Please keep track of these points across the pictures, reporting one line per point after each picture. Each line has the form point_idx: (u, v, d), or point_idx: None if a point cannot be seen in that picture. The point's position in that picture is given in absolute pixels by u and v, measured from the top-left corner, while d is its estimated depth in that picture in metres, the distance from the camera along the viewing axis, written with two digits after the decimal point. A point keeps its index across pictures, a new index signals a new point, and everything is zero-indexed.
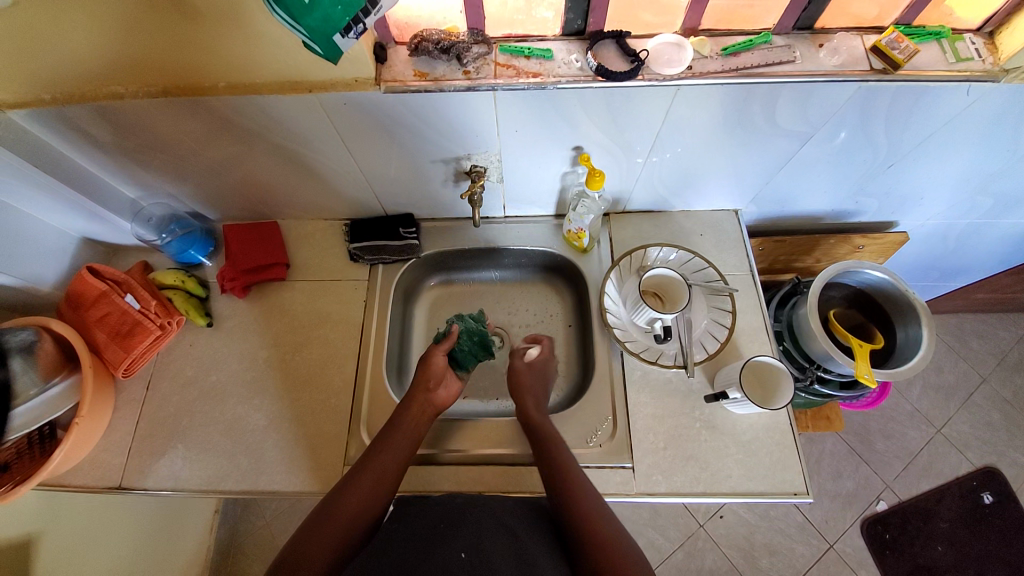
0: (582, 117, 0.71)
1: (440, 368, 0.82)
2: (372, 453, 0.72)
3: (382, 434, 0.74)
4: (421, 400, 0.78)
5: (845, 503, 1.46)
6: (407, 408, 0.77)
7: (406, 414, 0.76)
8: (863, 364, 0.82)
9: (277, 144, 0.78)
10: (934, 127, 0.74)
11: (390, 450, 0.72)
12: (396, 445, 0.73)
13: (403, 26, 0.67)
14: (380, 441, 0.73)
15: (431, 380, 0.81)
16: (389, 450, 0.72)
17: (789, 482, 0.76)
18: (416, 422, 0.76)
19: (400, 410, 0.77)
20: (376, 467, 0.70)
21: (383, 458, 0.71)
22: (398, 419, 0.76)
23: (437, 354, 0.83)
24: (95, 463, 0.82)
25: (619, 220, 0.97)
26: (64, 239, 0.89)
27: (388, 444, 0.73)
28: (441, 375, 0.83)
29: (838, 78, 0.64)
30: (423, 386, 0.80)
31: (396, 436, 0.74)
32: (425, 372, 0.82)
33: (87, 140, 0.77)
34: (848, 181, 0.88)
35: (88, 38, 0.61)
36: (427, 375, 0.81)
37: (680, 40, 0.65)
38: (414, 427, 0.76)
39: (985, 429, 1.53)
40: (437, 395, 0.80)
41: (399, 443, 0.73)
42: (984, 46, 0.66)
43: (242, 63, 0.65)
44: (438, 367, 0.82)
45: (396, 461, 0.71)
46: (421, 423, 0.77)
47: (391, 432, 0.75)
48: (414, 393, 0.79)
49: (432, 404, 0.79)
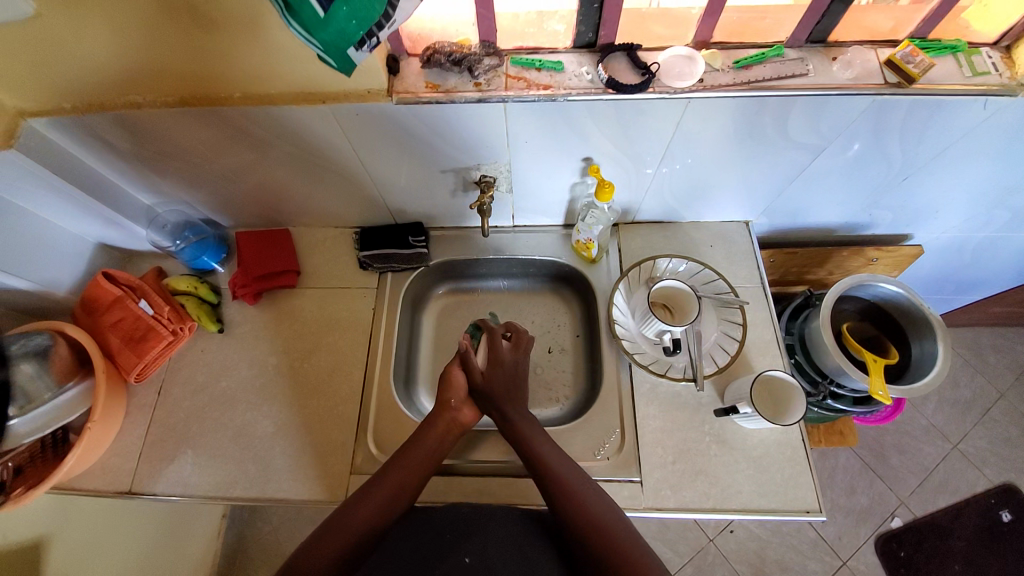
0: (592, 129, 0.71)
1: (461, 386, 0.82)
2: (391, 468, 0.71)
3: (403, 447, 0.74)
4: (446, 417, 0.78)
5: (858, 520, 1.43)
6: (433, 424, 0.77)
7: (431, 431, 0.76)
8: (878, 379, 0.80)
9: (290, 153, 0.79)
10: (949, 140, 0.73)
11: (409, 464, 0.72)
12: (415, 461, 0.72)
13: (417, 38, 0.68)
14: (399, 455, 0.73)
15: (454, 397, 0.80)
16: (408, 465, 0.72)
17: (802, 500, 0.75)
18: (439, 440, 0.76)
19: (426, 426, 0.77)
20: (396, 479, 0.70)
21: (401, 472, 0.71)
22: (422, 433, 0.76)
23: (455, 371, 0.83)
24: (106, 467, 0.83)
25: (628, 231, 0.96)
26: (80, 245, 0.91)
27: (407, 458, 0.72)
28: (464, 396, 0.81)
29: (852, 91, 0.64)
30: (449, 403, 0.79)
31: (417, 449, 0.73)
32: (448, 388, 0.81)
33: (104, 148, 0.78)
34: (862, 194, 0.87)
35: (110, 50, 0.63)
36: (452, 392, 0.81)
37: (692, 52, 0.65)
38: (439, 443, 0.75)
39: (1004, 445, 1.49)
40: (462, 414, 0.79)
41: (419, 459, 0.73)
42: (1001, 60, 0.66)
43: (257, 75, 0.66)
44: (459, 384, 0.82)
45: (416, 476, 0.71)
46: (445, 441, 0.76)
47: (412, 447, 0.74)
48: (443, 410, 0.78)
49: (458, 423, 0.78)
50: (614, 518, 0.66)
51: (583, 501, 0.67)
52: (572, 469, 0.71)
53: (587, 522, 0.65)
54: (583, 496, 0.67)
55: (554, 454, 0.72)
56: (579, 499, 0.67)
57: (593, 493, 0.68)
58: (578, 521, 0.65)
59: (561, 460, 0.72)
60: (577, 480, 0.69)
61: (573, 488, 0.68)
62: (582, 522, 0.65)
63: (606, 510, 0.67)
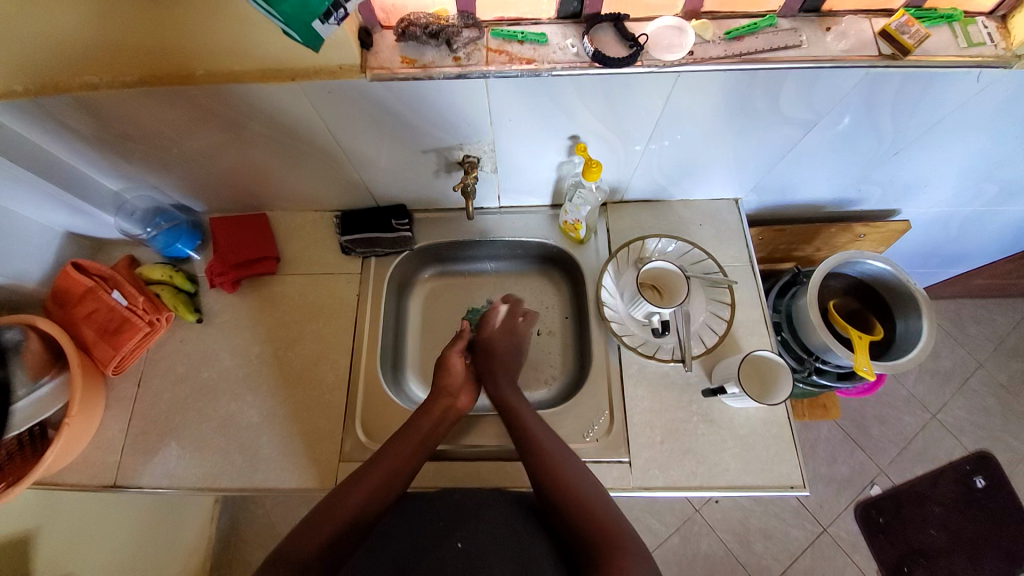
0: (578, 105, 0.68)
1: (458, 372, 0.82)
2: (383, 456, 0.70)
3: (396, 435, 0.73)
4: (442, 404, 0.78)
5: (840, 488, 1.47)
6: (429, 410, 0.76)
7: (427, 416, 0.75)
8: (863, 356, 0.81)
9: (262, 134, 0.75)
10: (941, 114, 0.72)
11: (403, 451, 0.71)
12: (408, 448, 0.71)
13: (390, 9, 0.63)
14: (392, 442, 0.72)
15: (452, 383, 0.81)
16: (401, 453, 0.71)
17: (787, 476, 0.76)
18: (434, 425, 0.75)
19: (421, 412, 0.76)
20: (390, 466, 0.69)
21: (394, 458, 0.70)
22: (418, 419, 0.75)
23: (455, 355, 0.83)
24: (89, 461, 0.81)
25: (617, 210, 0.94)
26: (47, 235, 0.87)
27: (401, 445, 0.72)
28: (462, 382, 0.82)
29: (846, 63, 0.62)
30: (446, 389, 0.79)
31: (412, 436, 0.73)
32: (445, 374, 0.82)
33: (63, 132, 0.74)
34: (852, 169, 0.86)
35: (57, 26, 0.58)
36: (447, 380, 0.81)
37: (682, 23, 0.62)
38: (434, 429, 0.75)
39: (980, 414, 1.54)
40: (460, 401, 0.79)
41: (413, 445, 0.72)
42: (997, 29, 0.64)
43: (220, 51, 0.62)
44: (456, 372, 0.82)
45: (410, 463, 0.71)
46: (441, 426, 0.76)
47: (406, 433, 0.73)
48: (438, 397, 0.78)
49: (454, 410, 0.78)
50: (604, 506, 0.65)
51: (575, 491, 0.66)
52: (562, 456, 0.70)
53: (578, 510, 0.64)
54: (570, 481, 0.67)
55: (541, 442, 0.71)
56: (566, 484, 0.66)
57: (583, 479, 0.68)
58: (569, 513, 0.64)
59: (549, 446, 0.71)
60: (565, 465, 0.69)
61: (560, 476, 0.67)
62: (570, 508, 0.64)
63: (595, 495, 0.66)
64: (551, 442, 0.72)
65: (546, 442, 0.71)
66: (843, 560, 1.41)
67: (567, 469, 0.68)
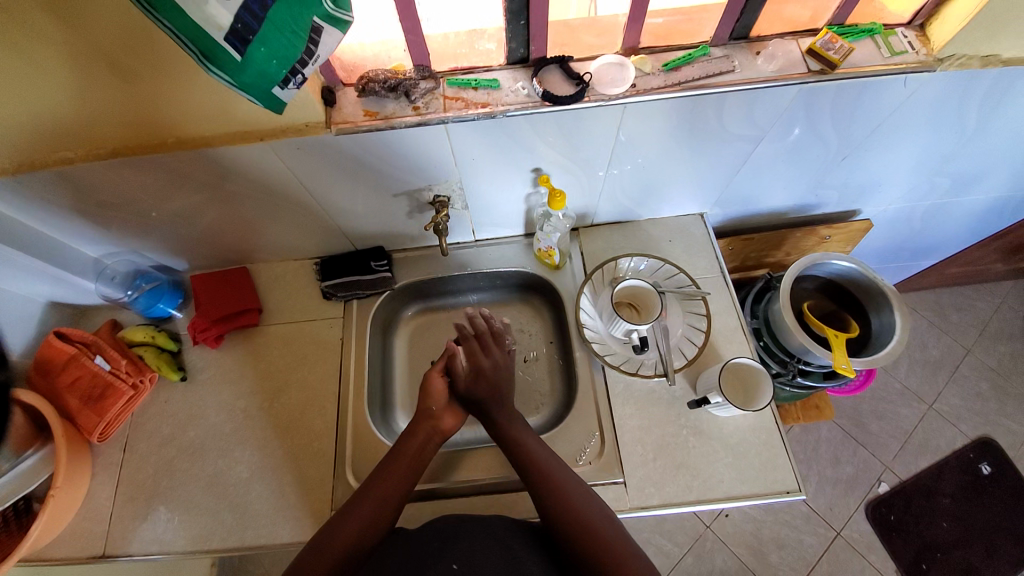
0: (536, 140, 0.72)
1: (440, 393, 0.81)
2: (374, 480, 0.71)
3: (386, 460, 0.74)
4: (426, 426, 0.78)
5: (846, 489, 1.46)
6: (413, 432, 0.77)
7: (413, 439, 0.76)
8: (841, 354, 0.83)
9: (238, 191, 0.78)
10: (878, 119, 0.77)
11: (394, 477, 0.71)
12: (399, 470, 0.72)
13: (351, 68, 0.68)
14: (384, 465, 0.72)
15: (435, 404, 0.80)
16: (390, 477, 0.71)
17: (781, 482, 0.77)
18: (421, 445, 0.75)
19: (406, 435, 0.76)
20: (380, 492, 0.70)
21: (387, 484, 0.70)
22: (404, 442, 0.75)
23: (435, 376, 0.82)
24: (76, 533, 0.79)
25: (588, 233, 0.97)
26: (29, 306, 0.87)
27: (391, 469, 0.72)
28: (444, 402, 0.81)
29: (779, 82, 0.66)
30: (429, 411, 0.79)
31: (401, 458, 0.73)
32: (428, 396, 0.81)
33: (42, 206, 0.76)
34: (806, 177, 0.90)
35: (31, 109, 0.60)
36: (431, 400, 0.80)
37: (622, 60, 0.67)
38: (420, 451, 0.75)
39: (974, 399, 1.55)
40: (443, 421, 0.79)
41: (402, 469, 0.72)
42: (917, 38, 0.69)
43: (191, 120, 0.66)
44: (438, 392, 0.81)
45: (400, 485, 0.71)
46: (427, 446, 0.76)
47: (396, 456, 0.74)
48: (420, 419, 0.78)
49: (439, 430, 0.78)
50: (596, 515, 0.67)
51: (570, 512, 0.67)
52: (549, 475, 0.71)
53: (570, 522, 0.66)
54: (558, 493, 0.69)
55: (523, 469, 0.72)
56: (554, 497, 0.68)
57: (574, 491, 0.69)
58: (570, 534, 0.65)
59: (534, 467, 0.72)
60: (556, 482, 0.70)
61: (549, 494, 0.69)
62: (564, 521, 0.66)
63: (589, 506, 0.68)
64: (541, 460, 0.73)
65: (530, 463, 0.72)
66: (861, 563, 1.38)
67: (560, 482, 0.70)
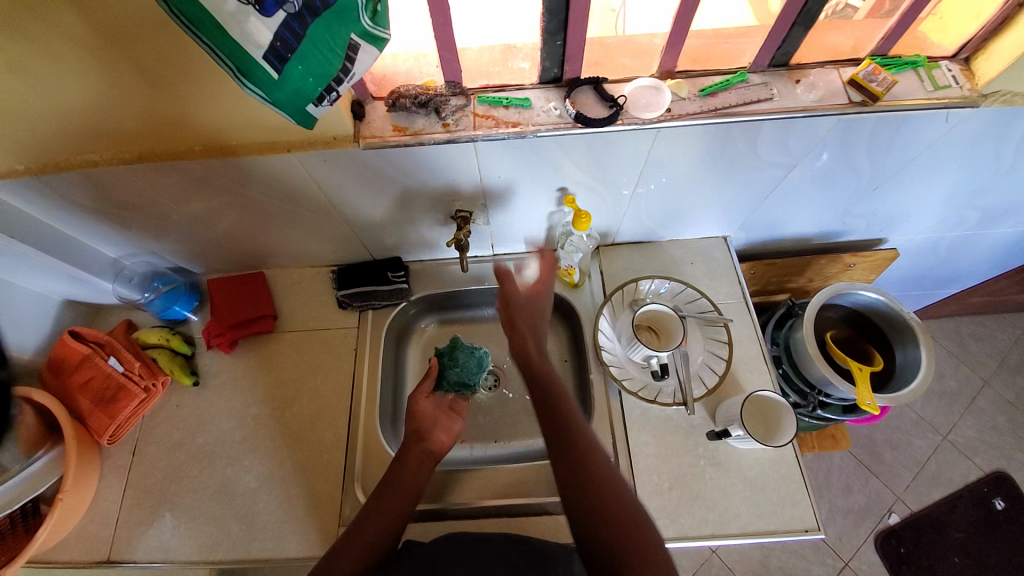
0: (563, 160, 0.71)
1: (429, 412, 0.77)
2: (367, 515, 0.65)
3: (379, 492, 0.68)
4: (417, 449, 0.71)
5: (857, 519, 1.43)
6: (403, 460, 0.70)
7: (404, 468, 0.69)
8: (864, 390, 0.80)
9: (259, 198, 0.77)
10: (914, 152, 0.75)
11: (388, 507, 0.66)
12: (394, 505, 0.66)
13: (381, 81, 0.67)
14: (375, 500, 0.67)
15: (424, 424, 0.74)
16: (385, 511, 0.66)
17: (800, 519, 0.74)
18: (415, 473, 0.69)
19: (396, 464, 0.70)
20: (375, 526, 0.65)
21: (379, 517, 0.65)
22: (396, 472, 0.69)
23: (421, 399, 0.78)
24: (81, 536, 0.79)
25: (608, 253, 0.96)
26: (45, 303, 0.87)
27: (386, 501, 0.66)
28: (435, 419, 0.76)
29: (818, 112, 0.64)
30: (420, 435, 0.72)
31: (393, 492, 0.67)
32: (416, 418, 0.75)
33: (64, 205, 0.75)
34: (834, 206, 0.88)
35: (58, 112, 0.60)
36: (420, 424, 0.75)
37: (658, 82, 0.65)
38: (414, 480, 0.69)
39: (991, 433, 1.51)
40: (434, 440, 0.72)
41: (397, 501, 0.67)
42: (961, 72, 0.67)
43: (217, 127, 0.65)
44: (425, 413, 0.76)
45: (397, 516, 0.66)
46: (421, 472, 0.70)
47: (388, 487, 0.68)
48: (410, 444, 0.72)
49: (432, 453, 0.72)
50: (643, 538, 0.50)
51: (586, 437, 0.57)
52: (589, 478, 0.54)
53: (606, 549, 0.49)
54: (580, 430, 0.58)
55: (549, 411, 0.60)
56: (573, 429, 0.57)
57: (619, 514, 0.51)
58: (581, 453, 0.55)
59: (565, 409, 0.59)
60: (594, 491, 0.53)
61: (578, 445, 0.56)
62: (600, 539, 0.50)
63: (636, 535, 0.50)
64: (577, 435, 0.57)
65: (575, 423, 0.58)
66: None
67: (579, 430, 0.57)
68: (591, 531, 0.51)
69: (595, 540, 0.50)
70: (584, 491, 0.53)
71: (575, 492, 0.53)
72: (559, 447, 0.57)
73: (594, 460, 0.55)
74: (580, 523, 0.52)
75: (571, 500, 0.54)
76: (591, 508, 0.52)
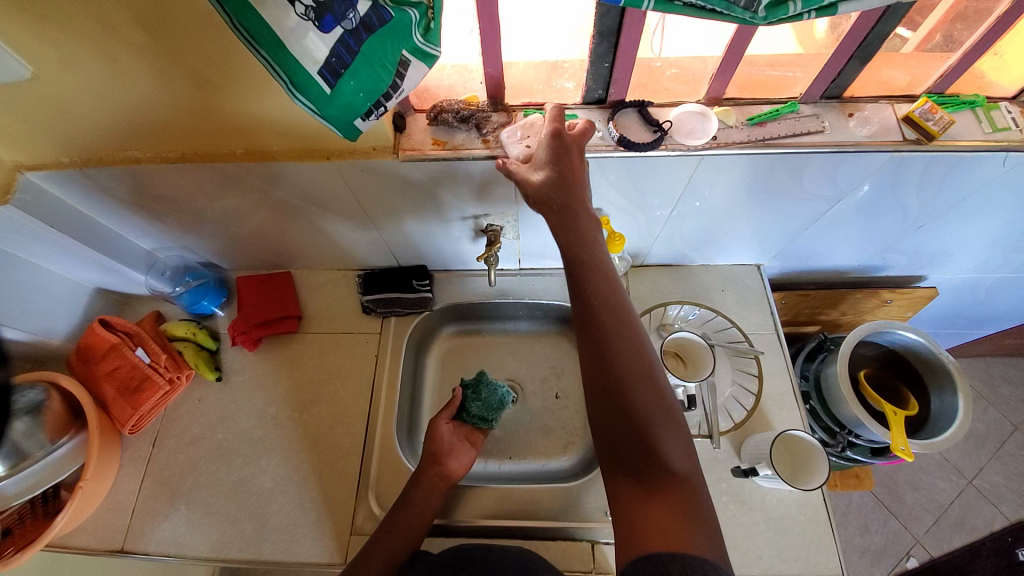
0: (601, 181, 0.70)
1: (447, 437, 0.78)
2: (379, 536, 0.68)
3: (393, 511, 0.70)
4: (432, 473, 0.73)
5: (873, 560, 1.38)
6: (416, 482, 0.72)
7: (417, 490, 0.72)
8: (899, 435, 0.77)
9: (293, 201, 0.78)
10: (966, 192, 0.72)
11: (400, 530, 0.68)
12: (406, 525, 0.69)
13: (424, 95, 0.67)
14: (390, 518, 0.70)
15: (441, 448, 0.76)
16: (398, 531, 0.68)
17: (824, 566, 0.71)
18: (427, 496, 0.71)
19: (410, 484, 0.72)
20: (386, 551, 0.67)
21: (390, 542, 0.67)
22: (409, 492, 0.72)
23: (442, 423, 0.79)
24: (98, 523, 0.80)
25: (637, 274, 0.94)
26: (78, 291, 0.89)
27: (398, 523, 0.69)
28: (452, 445, 0.78)
29: (870, 148, 0.62)
30: (436, 456, 0.75)
31: (406, 513, 0.70)
32: (432, 440, 0.77)
33: (104, 198, 0.77)
34: (876, 241, 0.85)
35: (106, 109, 0.61)
36: (435, 446, 0.76)
37: (705, 109, 0.64)
38: (425, 504, 0.71)
39: (1020, 480, 1.45)
40: (449, 466, 0.75)
41: (408, 524, 0.69)
42: (1022, 114, 0.64)
43: (259, 132, 0.65)
44: (443, 438, 0.78)
45: (407, 540, 0.68)
46: (433, 498, 0.72)
47: (402, 506, 0.70)
48: (423, 466, 0.74)
49: (445, 476, 0.74)
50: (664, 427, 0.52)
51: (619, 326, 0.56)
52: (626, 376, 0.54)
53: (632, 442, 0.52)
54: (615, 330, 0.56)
55: (583, 300, 0.58)
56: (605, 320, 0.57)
57: (650, 411, 0.53)
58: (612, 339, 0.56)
59: (606, 306, 0.57)
60: (630, 386, 0.54)
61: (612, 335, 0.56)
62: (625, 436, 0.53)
63: (663, 432, 0.52)
64: (622, 330, 0.56)
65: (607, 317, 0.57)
66: None
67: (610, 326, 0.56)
68: (618, 426, 0.54)
69: (620, 432, 0.53)
70: (620, 390, 0.54)
71: (607, 385, 0.55)
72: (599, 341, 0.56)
73: (636, 355, 0.55)
74: (608, 411, 0.55)
75: (600, 397, 0.55)
76: (625, 401, 0.53)
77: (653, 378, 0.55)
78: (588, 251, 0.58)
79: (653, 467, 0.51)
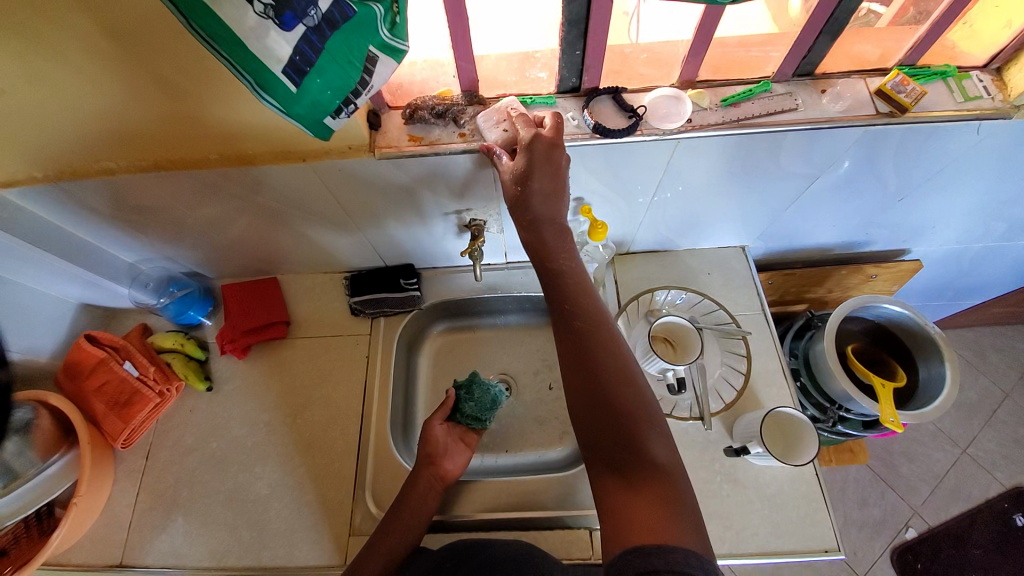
0: (580, 170, 0.70)
1: (440, 438, 0.78)
2: (377, 536, 0.68)
3: (390, 512, 0.70)
4: (427, 474, 0.74)
5: (872, 533, 1.40)
6: (413, 483, 0.72)
7: (413, 490, 0.72)
8: (887, 406, 0.77)
9: (274, 205, 0.77)
10: (942, 163, 0.72)
11: (398, 530, 0.68)
12: (403, 523, 0.69)
13: (397, 91, 0.66)
14: (388, 519, 0.70)
15: (435, 448, 0.76)
16: (396, 530, 0.68)
17: (819, 540, 0.72)
18: (424, 494, 0.72)
19: (407, 485, 0.73)
20: (384, 551, 0.67)
21: (390, 541, 0.67)
22: (406, 491, 0.72)
23: (436, 424, 0.79)
24: (96, 539, 0.79)
25: (623, 261, 0.94)
26: (61, 307, 0.88)
27: (396, 523, 0.69)
28: (446, 446, 0.78)
29: (844, 123, 0.63)
30: (431, 455, 0.75)
31: (403, 513, 0.70)
32: (425, 441, 0.77)
33: (81, 212, 0.76)
34: (857, 216, 0.86)
35: (75, 121, 0.60)
36: (429, 447, 0.76)
37: (679, 93, 0.64)
38: (422, 504, 0.71)
39: (1012, 446, 1.47)
40: (443, 466, 0.75)
41: (406, 525, 0.69)
42: (993, 83, 0.64)
43: (232, 136, 0.65)
44: (438, 439, 0.78)
45: (406, 539, 0.68)
46: (430, 498, 0.72)
47: (401, 506, 0.71)
48: (419, 467, 0.74)
49: (440, 475, 0.74)
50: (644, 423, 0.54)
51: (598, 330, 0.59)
52: (607, 377, 0.56)
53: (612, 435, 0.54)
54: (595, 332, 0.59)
55: (563, 306, 0.61)
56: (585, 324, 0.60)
57: (628, 407, 0.55)
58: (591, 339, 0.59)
59: (587, 313, 0.61)
60: (608, 383, 0.56)
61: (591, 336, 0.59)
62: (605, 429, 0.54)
63: (644, 428, 0.54)
64: (601, 333, 0.59)
65: (587, 321, 0.60)
66: None
67: (590, 329, 0.59)
68: (598, 420, 0.55)
69: (600, 427, 0.54)
70: (599, 387, 0.56)
71: (588, 386, 0.56)
72: (581, 347, 0.58)
73: (614, 356, 0.58)
74: (592, 412, 0.55)
75: (580, 394, 0.57)
76: (604, 396, 0.55)
77: (633, 381, 0.56)
78: (569, 264, 0.62)
79: (634, 458, 0.52)
